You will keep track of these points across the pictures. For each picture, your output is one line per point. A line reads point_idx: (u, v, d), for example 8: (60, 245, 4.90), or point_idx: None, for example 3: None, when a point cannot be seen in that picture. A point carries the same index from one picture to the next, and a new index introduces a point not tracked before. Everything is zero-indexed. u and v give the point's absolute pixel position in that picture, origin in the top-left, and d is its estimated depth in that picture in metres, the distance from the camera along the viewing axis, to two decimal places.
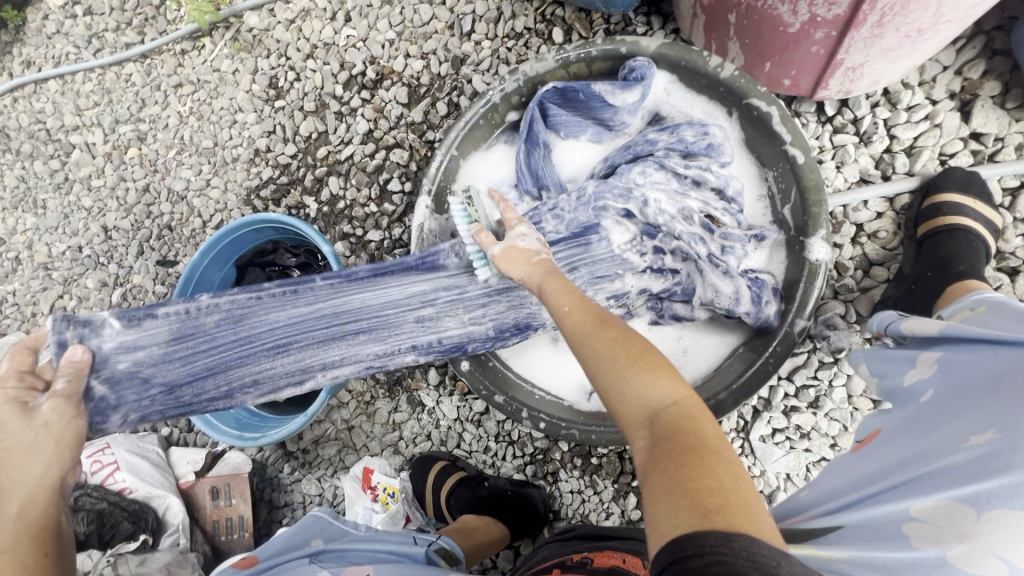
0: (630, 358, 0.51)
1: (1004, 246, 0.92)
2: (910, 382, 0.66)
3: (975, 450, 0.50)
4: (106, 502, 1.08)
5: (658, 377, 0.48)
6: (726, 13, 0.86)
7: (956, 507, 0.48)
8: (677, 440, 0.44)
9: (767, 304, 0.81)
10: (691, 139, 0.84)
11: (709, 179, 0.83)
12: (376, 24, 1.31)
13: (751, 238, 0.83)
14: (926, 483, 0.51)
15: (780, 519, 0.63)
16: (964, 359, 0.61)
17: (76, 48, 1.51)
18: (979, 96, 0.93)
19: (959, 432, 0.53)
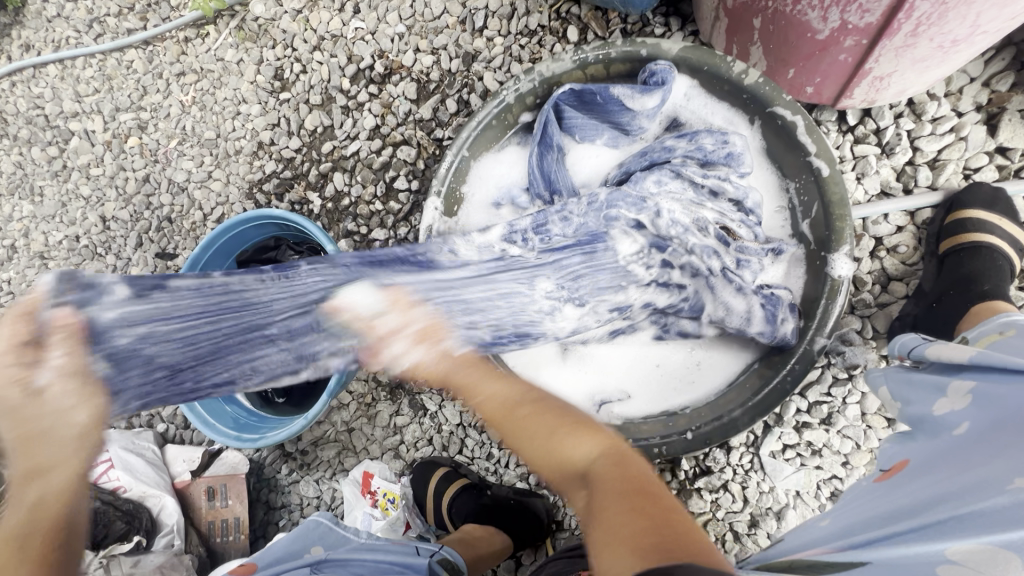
0: (557, 424, 0.58)
1: None
2: (946, 416, 0.65)
3: (1019, 492, 0.49)
4: (100, 501, 1.06)
5: (587, 436, 0.55)
6: (751, 17, 0.83)
7: (1001, 551, 0.46)
8: (613, 487, 0.50)
9: (784, 322, 0.79)
10: (709, 147, 0.82)
11: (728, 188, 0.81)
12: (386, 17, 1.28)
13: (765, 253, 0.81)
14: (965, 523, 0.50)
15: (802, 550, 0.61)
16: (998, 391, 0.61)
17: (76, 32, 1.47)
18: (1007, 110, 0.91)
19: (1002, 472, 0.52)
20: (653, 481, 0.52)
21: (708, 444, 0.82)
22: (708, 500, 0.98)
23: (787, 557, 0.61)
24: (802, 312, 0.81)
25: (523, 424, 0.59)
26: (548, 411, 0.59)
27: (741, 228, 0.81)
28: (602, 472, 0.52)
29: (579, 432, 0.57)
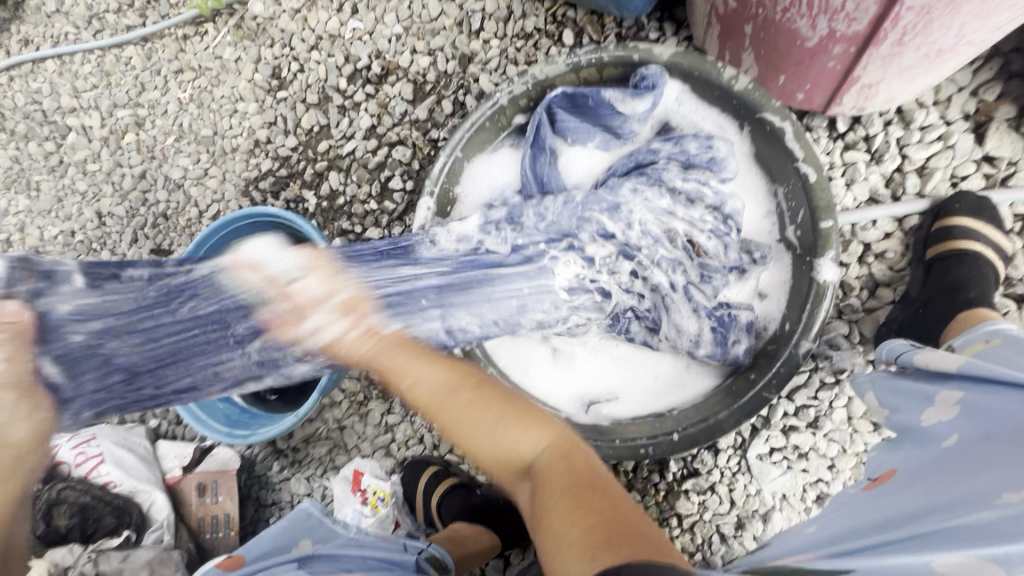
0: (503, 412, 0.65)
1: (1014, 272, 0.91)
2: (939, 428, 0.65)
3: (1009, 508, 0.49)
4: (89, 495, 1.06)
5: (530, 428, 0.63)
6: (743, 24, 0.84)
7: (986, 565, 0.47)
8: (557, 484, 0.59)
9: (736, 343, 0.83)
10: (693, 151, 0.83)
11: (705, 194, 0.82)
12: (383, 17, 1.29)
13: (728, 270, 0.83)
14: (953, 536, 0.50)
15: (790, 555, 0.62)
16: (987, 403, 0.62)
17: (76, 28, 1.48)
18: (994, 119, 0.92)
19: (993, 487, 0.53)
20: (587, 466, 0.62)
21: (694, 443, 0.82)
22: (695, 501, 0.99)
23: (773, 562, 0.62)
24: (788, 317, 0.82)
25: (464, 413, 0.65)
26: (515, 405, 0.66)
27: (711, 239, 0.82)
28: (549, 462, 0.62)
29: (522, 421, 0.65)
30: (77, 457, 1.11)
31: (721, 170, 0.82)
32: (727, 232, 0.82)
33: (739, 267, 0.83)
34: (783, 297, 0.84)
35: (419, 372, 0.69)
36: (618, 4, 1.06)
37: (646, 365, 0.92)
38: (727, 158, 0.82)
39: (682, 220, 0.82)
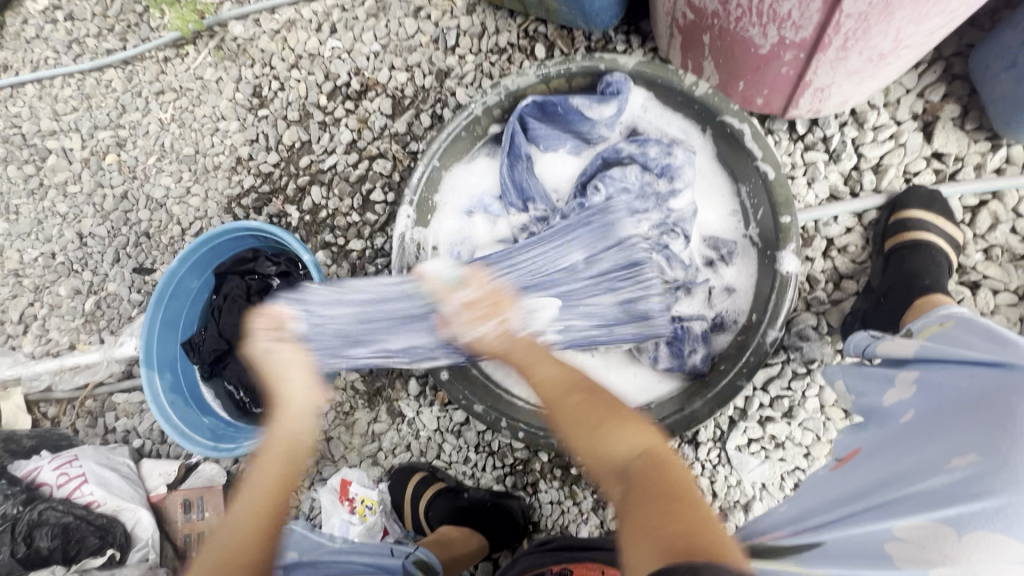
0: (597, 421, 0.61)
1: (966, 261, 0.96)
2: (892, 405, 0.69)
3: (957, 472, 0.53)
4: (72, 515, 1.04)
5: (624, 433, 0.59)
6: (701, 34, 0.89)
7: (940, 527, 0.51)
8: (651, 488, 0.53)
9: (692, 353, 0.87)
10: (654, 155, 0.88)
11: (654, 215, 0.87)
12: (361, 36, 1.32)
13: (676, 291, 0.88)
14: (912, 502, 0.54)
15: (760, 534, 0.65)
16: (940, 379, 0.64)
17: (56, 53, 1.50)
18: (940, 118, 0.98)
19: (942, 453, 0.56)
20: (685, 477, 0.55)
21: (671, 435, 0.84)
22: None
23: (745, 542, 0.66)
24: (755, 307, 0.86)
25: (573, 415, 0.63)
26: (601, 402, 0.63)
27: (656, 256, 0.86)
28: (642, 469, 0.56)
29: (608, 431, 0.60)
30: (59, 478, 1.11)
31: (675, 180, 0.88)
32: (677, 241, 0.88)
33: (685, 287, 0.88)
34: (752, 290, 0.87)
35: (550, 371, 0.67)
36: (587, 18, 1.11)
37: (623, 367, 0.93)
38: (684, 168, 0.88)
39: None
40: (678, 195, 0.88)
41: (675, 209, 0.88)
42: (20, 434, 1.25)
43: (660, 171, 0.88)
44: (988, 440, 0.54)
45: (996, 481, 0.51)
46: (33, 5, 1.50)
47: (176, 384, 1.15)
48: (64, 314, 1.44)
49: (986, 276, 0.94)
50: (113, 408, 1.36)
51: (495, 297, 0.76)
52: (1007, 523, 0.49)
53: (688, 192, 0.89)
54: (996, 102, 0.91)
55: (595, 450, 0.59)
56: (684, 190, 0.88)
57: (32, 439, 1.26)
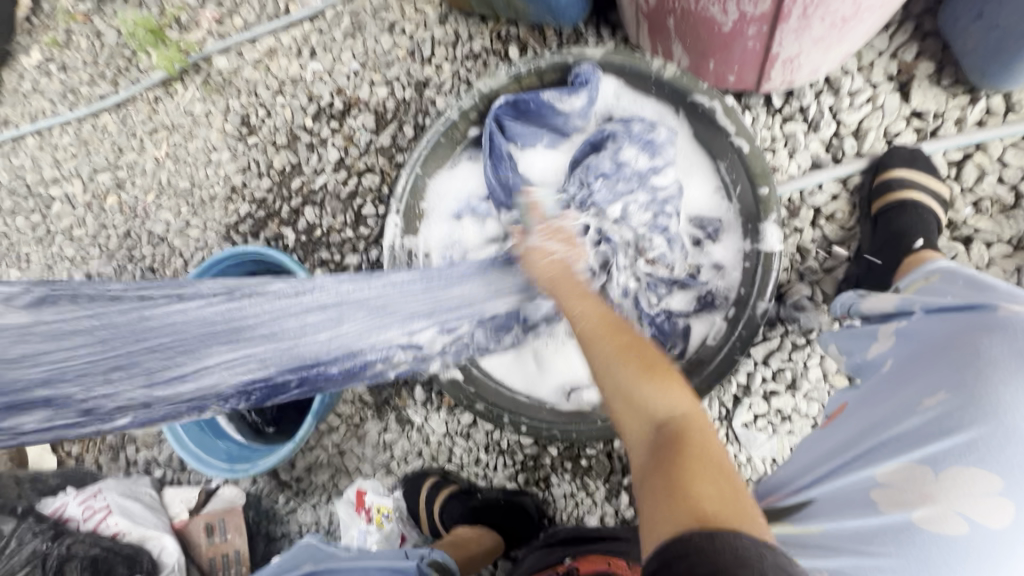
0: (640, 370, 0.57)
1: (955, 216, 0.95)
2: (874, 355, 0.73)
3: (929, 411, 0.60)
4: (99, 547, 1.07)
5: (668, 389, 0.55)
6: (666, 18, 0.90)
7: (917, 469, 0.58)
8: (687, 452, 0.49)
9: (677, 344, 0.89)
10: (637, 131, 0.89)
11: (639, 196, 0.88)
12: (341, 56, 1.36)
13: (670, 282, 0.90)
14: (892, 447, 0.61)
15: (758, 500, 0.72)
16: (916, 327, 0.69)
17: (52, 103, 1.55)
18: (916, 77, 0.97)
19: (913, 395, 0.63)
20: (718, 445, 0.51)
21: None
22: None
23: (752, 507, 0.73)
24: (743, 282, 0.86)
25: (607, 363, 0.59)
26: (655, 360, 0.58)
27: (648, 240, 0.88)
28: (681, 425, 0.52)
29: (664, 381, 0.56)
30: (84, 512, 1.14)
31: (655, 156, 0.88)
32: (671, 222, 0.89)
33: (680, 280, 0.90)
34: (739, 266, 0.88)
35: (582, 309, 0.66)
36: (554, 15, 1.13)
37: None
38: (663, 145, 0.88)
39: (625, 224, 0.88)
40: (660, 171, 0.88)
41: (659, 187, 0.89)
42: (47, 473, 1.29)
43: (642, 146, 0.88)
44: (955, 380, 0.60)
45: (963, 417, 0.58)
46: (26, 60, 1.55)
47: None
48: None
49: (978, 229, 0.94)
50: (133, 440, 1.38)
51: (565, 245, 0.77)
52: (978, 455, 0.56)
53: (671, 169, 0.89)
54: (969, 55, 0.91)
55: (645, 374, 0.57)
56: (666, 167, 0.89)
57: (59, 477, 1.30)
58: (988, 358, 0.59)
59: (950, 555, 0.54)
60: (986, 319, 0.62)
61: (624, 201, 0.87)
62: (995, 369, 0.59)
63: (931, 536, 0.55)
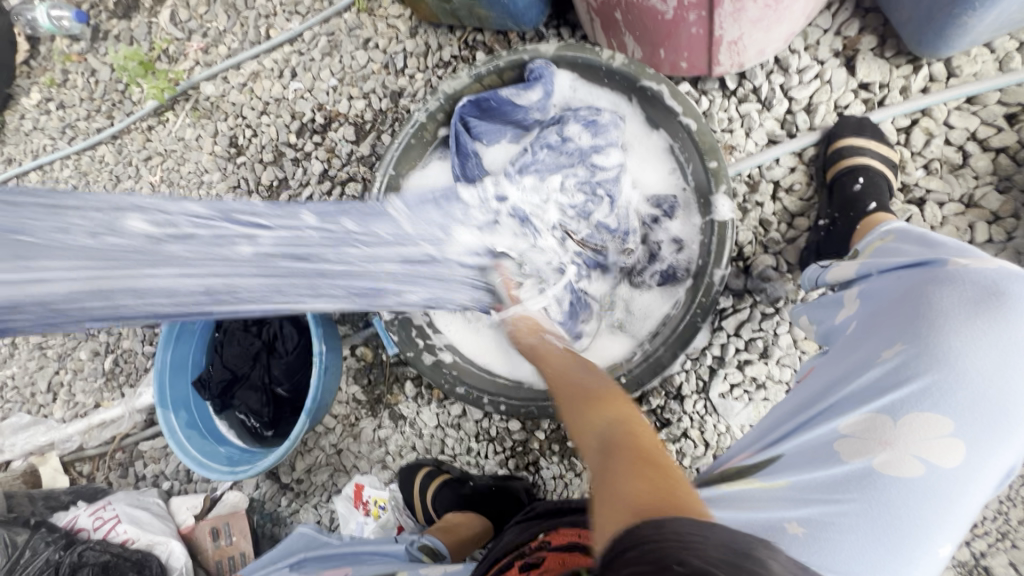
0: (591, 403, 0.68)
1: (907, 179, 0.99)
2: (839, 318, 0.74)
3: (888, 362, 0.61)
4: (109, 553, 1.11)
5: (606, 417, 0.64)
6: (613, 12, 0.94)
7: (877, 418, 0.59)
8: (619, 457, 0.56)
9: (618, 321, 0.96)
10: (581, 115, 0.94)
11: (579, 172, 0.94)
12: (320, 74, 1.42)
13: (594, 265, 0.98)
14: (855, 401, 0.62)
15: (724, 462, 0.72)
16: (875, 286, 0.70)
17: (52, 139, 1.63)
18: (860, 51, 1.01)
19: (873, 349, 0.64)
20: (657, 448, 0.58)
21: (640, 384, 0.90)
22: (672, 450, 1.05)
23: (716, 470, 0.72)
24: (701, 254, 0.91)
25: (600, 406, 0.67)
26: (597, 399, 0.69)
27: (583, 224, 0.94)
28: (622, 437, 0.60)
29: (605, 411, 0.66)
30: (94, 522, 1.19)
31: (597, 137, 0.94)
32: (601, 205, 0.93)
33: (603, 263, 0.98)
34: (696, 239, 0.93)
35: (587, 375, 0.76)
36: (515, 19, 1.19)
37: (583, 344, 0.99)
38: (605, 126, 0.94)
39: (558, 209, 0.93)
40: (601, 152, 0.94)
41: (598, 167, 0.94)
42: (59, 490, 1.33)
43: (585, 126, 0.94)
44: (912, 331, 0.62)
45: (919, 365, 0.59)
46: (27, 101, 1.64)
47: (192, 420, 1.21)
48: (87, 377, 1.44)
49: (929, 191, 0.98)
50: (141, 456, 1.42)
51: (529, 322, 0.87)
52: (932, 401, 0.58)
53: (614, 150, 0.94)
54: (905, 25, 0.94)
55: (591, 403, 0.68)
56: (610, 149, 0.94)
57: (70, 494, 1.34)
58: (940, 308, 0.61)
59: (910, 498, 0.56)
60: (935, 273, 0.64)
61: (563, 173, 0.94)
62: (947, 319, 0.61)
63: (892, 480, 0.56)
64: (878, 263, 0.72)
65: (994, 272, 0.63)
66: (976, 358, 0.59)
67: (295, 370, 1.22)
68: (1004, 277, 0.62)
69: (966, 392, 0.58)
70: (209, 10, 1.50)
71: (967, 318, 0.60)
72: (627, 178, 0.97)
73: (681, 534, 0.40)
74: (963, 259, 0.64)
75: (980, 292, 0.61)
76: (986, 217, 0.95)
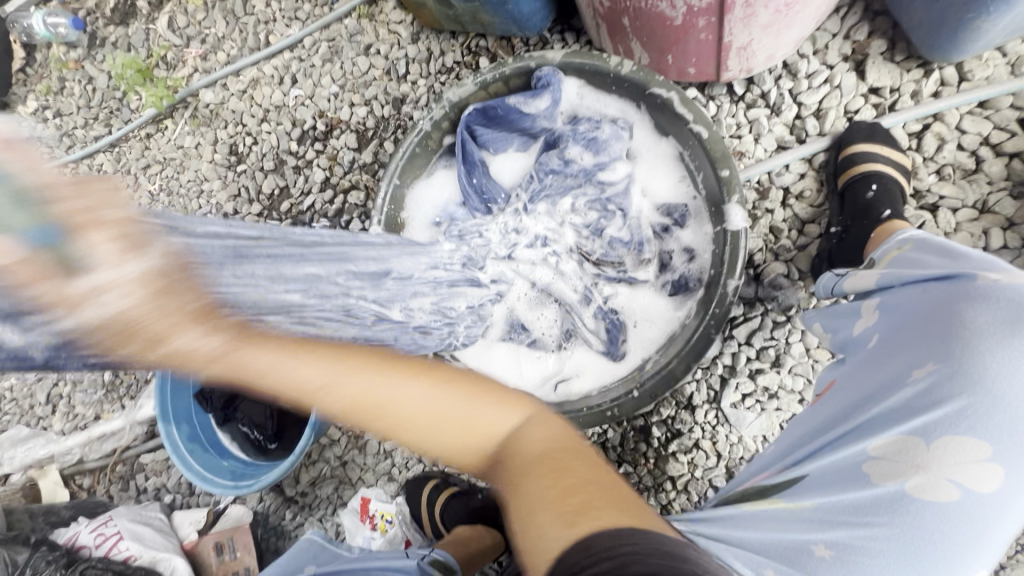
0: (467, 396, 0.56)
1: (919, 185, 0.98)
2: (857, 331, 0.72)
3: (919, 383, 0.60)
4: (111, 570, 1.08)
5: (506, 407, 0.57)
6: (621, 18, 0.92)
7: (910, 440, 0.58)
8: (525, 462, 0.53)
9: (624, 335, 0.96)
10: (582, 130, 0.95)
11: (588, 191, 0.96)
12: (320, 81, 1.41)
13: (618, 279, 0.97)
14: (885, 421, 0.60)
15: (750, 477, 0.71)
16: (900, 300, 0.68)
17: (49, 148, 1.61)
18: (870, 55, 1.00)
19: (901, 367, 0.63)
20: (562, 439, 0.56)
21: (655, 397, 0.88)
22: (684, 461, 1.03)
23: (741, 486, 0.71)
24: (713, 264, 0.89)
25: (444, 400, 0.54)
26: (481, 383, 0.58)
27: (596, 243, 0.96)
28: (523, 436, 0.56)
29: (494, 401, 0.57)
30: (95, 539, 1.16)
31: (600, 154, 0.95)
32: (613, 219, 0.95)
33: (627, 277, 0.96)
34: (707, 248, 0.92)
35: (273, 361, 0.51)
36: (518, 25, 1.17)
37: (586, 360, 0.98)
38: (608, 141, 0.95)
39: (572, 227, 0.96)
40: (607, 168, 0.95)
41: (606, 183, 0.95)
42: (59, 506, 1.31)
43: (587, 144, 0.95)
44: (943, 351, 0.60)
45: (952, 387, 0.58)
46: (24, 109, 1.62)
47: (194, 434, 1.19)
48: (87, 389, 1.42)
49: (942, 197, 0.97)
50: (142, 469, 1.40)
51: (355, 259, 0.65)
52: (967, 423, 0.57)
53: (620, 164, 0.96)
54: (916, 29, 0.93)
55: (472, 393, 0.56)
56: (617, 163, 0.95)
57: (71, 509, 1.31)
58: (973, 327, 0.60)
59: (946, 523, 0.55)
60: (965, 289, 0.62)
61: (572, 195, 0.96)
62: (981, 338, 0.59)
63: (927, 504, 0.55)
64: (902, 274, 0.69)
65: None
66: (1011, 380, 0.57)
67: None
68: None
69: (1003, 415, 0.57)
70: (207, 16, 1.49)
71: (1001, 337, 0.59)
72: (636, 187, 0.97)
73: (613, 550, 0.43)
74: (994, 274, 0.62)
75: (1014, 309, 0.59)
76: (1000, 222, 0.94)
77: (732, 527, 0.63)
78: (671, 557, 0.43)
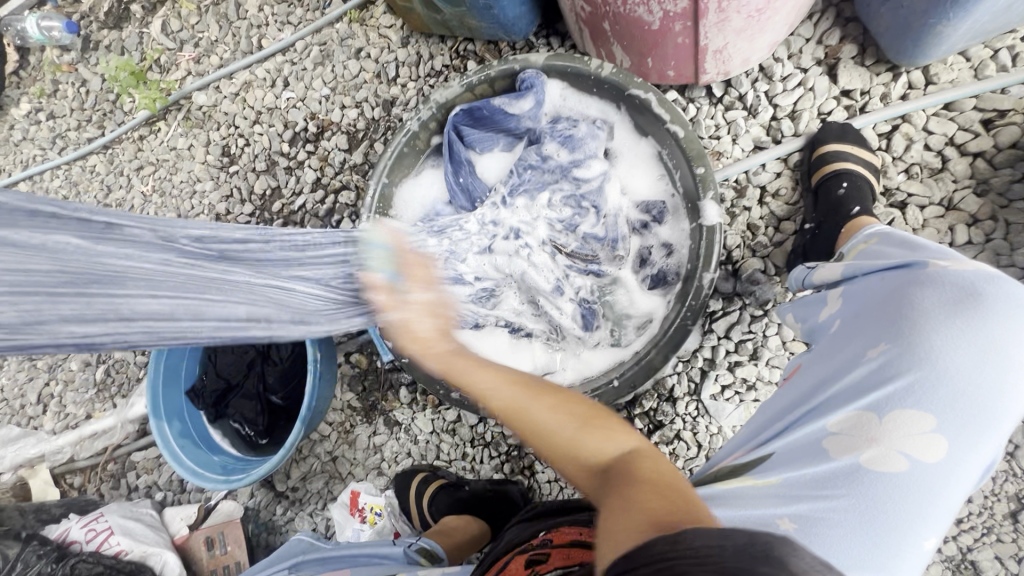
0: (584, 419, 0.62)
1: (889, 183, 1.02)
2: (825, 318, 0.76)
3: (873, 362, 0.64)
4: (102, 564, 1.10)
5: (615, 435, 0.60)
6: (602, 22, 0.96)
7: (864, 415, 0.62)
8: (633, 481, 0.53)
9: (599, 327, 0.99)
10: (560, 127, 0.98)
11: (563, 187, 0.97)
12: (312, 84, 1.43)
13: (588, 272, 0.97)
14: (842, 399, 0.64)
15: (723, 459, 0.74)
16: (859, 288, 0.72)
17: (42, 149, 1.62)
18: (841, 59, 1.04)
19: (857, 350, 0.67)
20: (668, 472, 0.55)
21: (634, 387, 0.91)
22: (665, 452, 1.06)
23: (712, 468, 0.74)
24: (690, 259, 0.93)
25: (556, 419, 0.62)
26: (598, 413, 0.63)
27: (570, 237, 0.96)
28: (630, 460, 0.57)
29: (607, 430, 0.61)
30: (86, 534, 1.18)
31: (575, 151, 0.97)
32: (587, 217, 0.96)
33: (597, 270, 0.97)
34: (685, 243, 0.95)
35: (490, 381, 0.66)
36: (505, 29, 1.21)
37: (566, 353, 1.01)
38: (584, 139, 0.97)
39: (545, 221, 0.96)
40: (582, 165, 0.97)
41: (582, 179, 0.96)
42: (50, 503, 1.31)
43: (563, 141, 0.97)
44: (895, 332, 0.64)
45: (902, 365, 0.62)
46: (17, 111, 1.64)
47: (185, 430, 1.20)
48: (79, 388, 1.43)
49: (910, 194, 1.01)
50: (133, 466, 1.40)
51: (415, 266, 0.74)
52: (915, 398, 0.60)
53: (595, 162, 0.97)
54: (884, 35, 0.98)
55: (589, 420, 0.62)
56: (591, 160, 0.97)
57: (61, 507, 1.31)
58: (921, 310, 0.64)
59: (895, 491, 0.58)
60: (916, 275, 0.66)
61: (549, 190, 0.96)
62: (927, 320, 0.63)
63: (877, 475, 0.59)
64: (863, 265, 0.74)
65: (973, 272, 0.65)
66: (955, 358, 0.61)
67: (292, 373, 1.23)
68: (982, 278, 0.64)
69: (948, 390, 0.60)
70: (201, 20, 1.51)
71: (947, 319, 0.63)
72: (613, 186, 0.99)
73: (697, 549, 0.37)
74: (943, 261, 0.67)
75: (959, 293, 0.63)
76: (965, 219, 0.98)
77: (700, 503, 0.66)
78: (757, 559, 0.34)
